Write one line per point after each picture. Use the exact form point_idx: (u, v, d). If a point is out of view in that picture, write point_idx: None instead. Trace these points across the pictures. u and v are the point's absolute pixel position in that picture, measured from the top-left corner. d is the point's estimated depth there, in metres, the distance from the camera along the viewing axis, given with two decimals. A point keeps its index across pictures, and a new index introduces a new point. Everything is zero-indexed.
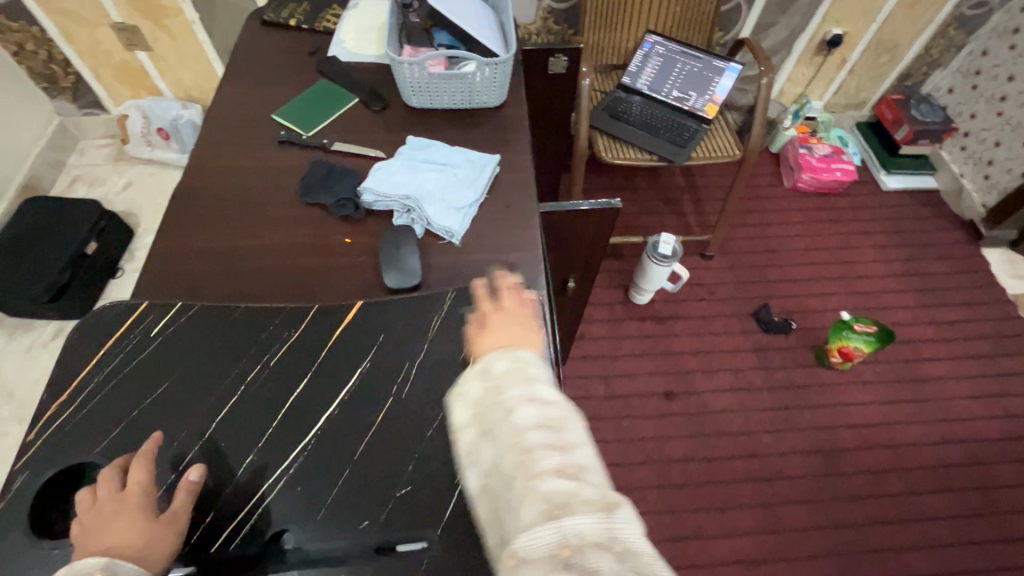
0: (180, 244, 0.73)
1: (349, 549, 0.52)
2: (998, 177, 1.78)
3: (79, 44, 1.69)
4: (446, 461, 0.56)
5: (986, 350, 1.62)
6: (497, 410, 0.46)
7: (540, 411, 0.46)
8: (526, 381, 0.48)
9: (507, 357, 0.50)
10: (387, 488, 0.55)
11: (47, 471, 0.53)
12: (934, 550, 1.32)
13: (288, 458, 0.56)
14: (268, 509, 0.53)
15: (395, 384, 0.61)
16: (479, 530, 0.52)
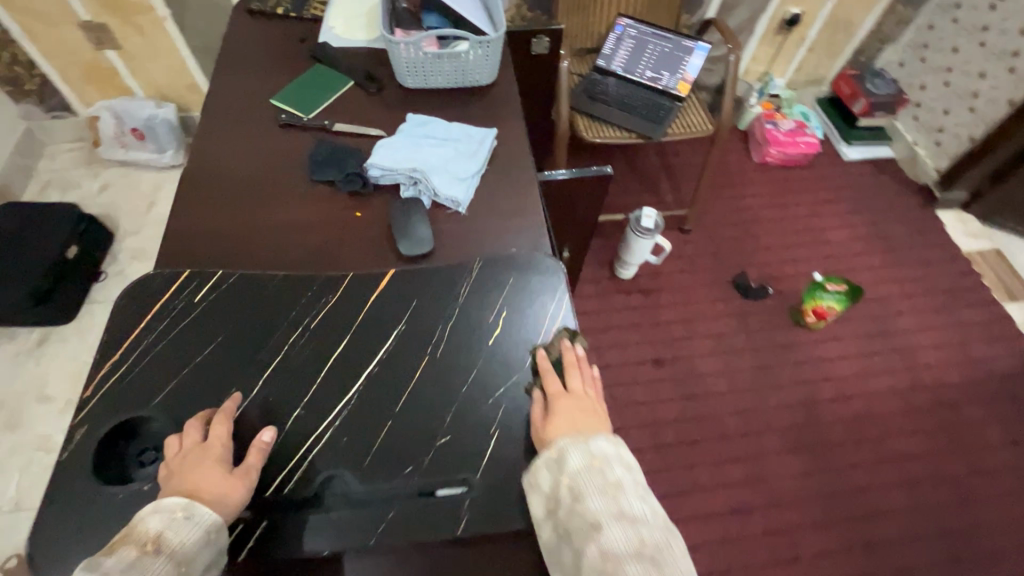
0: (196, 220, 0.75)
1: (396, 493, 0.57)
2: (949, 143, 1.91)
3: (45, 45, 1.65)
4: (480, 415, 0.62)
5: (946, 303, 1.74)
6: (586, 529, 0.50)
7: (632, 533, 0.49)
8: (610, 492, 0.51)
9: (587, 465, 0.53)
10: (428, 437, 0.60)
11: (103, 427, 0.56)
12: (909, 487, 1.42)
13: (333, 413, 0.60)
14: (318, 460, 0.58)
15: (432, 345, 0.65)
16: (512, 474, 0.59)
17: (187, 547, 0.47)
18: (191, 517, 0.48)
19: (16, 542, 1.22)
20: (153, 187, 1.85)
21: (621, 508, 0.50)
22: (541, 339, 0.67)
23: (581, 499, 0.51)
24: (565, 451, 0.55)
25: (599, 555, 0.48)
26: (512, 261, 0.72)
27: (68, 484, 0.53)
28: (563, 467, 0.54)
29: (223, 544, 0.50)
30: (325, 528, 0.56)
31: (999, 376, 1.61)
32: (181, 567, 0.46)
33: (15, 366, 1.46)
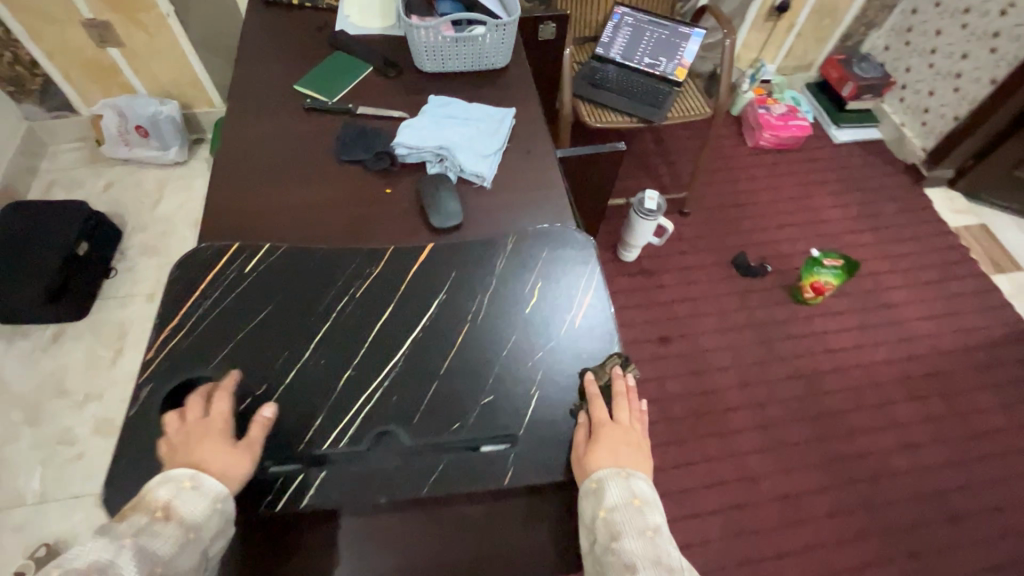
0: (235, 198, 0.78)
1: (444, 448, 0.60)
2: (935, 123, 1.98)
3: (47, 43, 1.65)
4: (521, 376, 0.65)
5: (937, 276, 1.81)
6: (617, 568, 0.48)
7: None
8: (648, 533, 0.50)
9: (628, 503, 0.52)
10: (472, 395, 0.63)
11: (168, 384, 0.60)
12: (908, 450, 1.49)
13: (382, 372, 0.63)
14: (370, 419, 0.61)
15: (473, 311, 0.68)
16: (556, 431, 0.62)
17: (195, 515, 0.48)
18: (198, 487, 0.50)
19: (44, 533, 1.24)
20: (158, 184, 1.86)
21: (658, 552, 0.49)
22: (575, 308, 0.70)
23: (616, 536, 0.50)
24: (604, 484, 0.54)
25: None
26: (546, 236, 0.75)
27: (139, 437, 0.57)
28: (601, 499, 0.53)
29: (229, 515, 0.51)
30: (378, 478, 0.58)
31: (990, 343, 1.68)
32: (188, 533, 0.47)
33: (32, 363, 1.47)
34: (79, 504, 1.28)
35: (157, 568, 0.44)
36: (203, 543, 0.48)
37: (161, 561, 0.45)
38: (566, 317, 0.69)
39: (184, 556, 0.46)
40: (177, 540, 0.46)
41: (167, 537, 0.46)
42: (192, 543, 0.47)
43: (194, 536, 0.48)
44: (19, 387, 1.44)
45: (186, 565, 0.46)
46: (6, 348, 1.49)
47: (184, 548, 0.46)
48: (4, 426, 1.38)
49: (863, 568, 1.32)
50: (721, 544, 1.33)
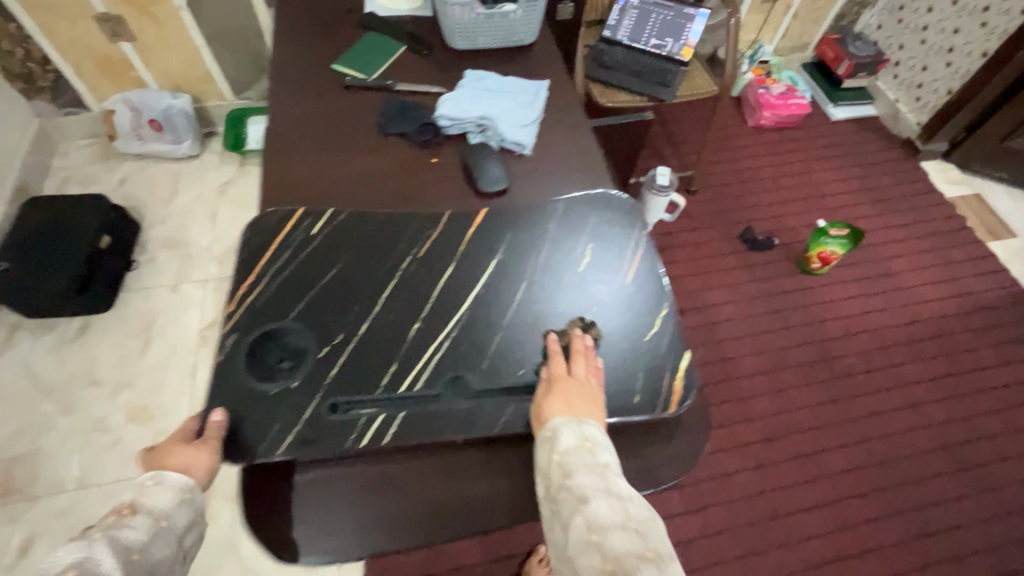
0: (290, 170, 0.82)
1: (512, 390, 0.62)
2: (928, 97, 2.05)
3: (60, 39, 1.66)
4: (581, 324, 0.67)
5: (936, 244, 1.88)
6: (573, 503, 0.48)
7: (619, 508, 0.47)
8: (598, 469, 0.50)
9: (579, 445, 0.53)
10: (536, 343, 0.65)
11: (250, 334, 0.63)
12: (917, 407, 1.55)
13: (448, 325, 0.66)
14: (440, 365, 0.63)
15: (530, 267, 0.72)
16: (617, 377, 0.63)
17: (164, 504, 0.50)
18: (161, 482, 0.52)
19: (88, 516, 1.26)
20: (172, 177, 1.86)
21: (608, 483, 0.49)
22: (626, 267, 0.72)
23: (571, 475, 0.50)
24: (558, 430, 0.54)
25: (586, 526, 0.46)
26: (593, 202, 0.79)
27: (233, 380, 0.61)
28: (557, 443, 0.53)
29: (198, 505, 0.53)
30: (452, 418, 0.60)
31: (989, 306, 1.75)
32: (159, 521, 0.49)
33: (60, 354, 1.49)
34: (121, 487, 1.30)
35: (133, 554, 0.46)
36: (176, 530, 0.50)
37: (137, 549, 0.47)
38: (619, 273, 0.72)
39: (159, 544, 0.48)
40: (148, 529, 0.48)
41: (140, 527, 0.48)
42: (165, 530, 0.49)
43: (167, 524, 0.50)
44: (50, 379, 1.45)
45: (162, 553, 0.48)
46: (33, 341, 1.50)
47: (158, 535, 0.49)
48: (37, 416, 1.39)
49: (880, 519, 1.38)
50: (745, 502, 1.39)
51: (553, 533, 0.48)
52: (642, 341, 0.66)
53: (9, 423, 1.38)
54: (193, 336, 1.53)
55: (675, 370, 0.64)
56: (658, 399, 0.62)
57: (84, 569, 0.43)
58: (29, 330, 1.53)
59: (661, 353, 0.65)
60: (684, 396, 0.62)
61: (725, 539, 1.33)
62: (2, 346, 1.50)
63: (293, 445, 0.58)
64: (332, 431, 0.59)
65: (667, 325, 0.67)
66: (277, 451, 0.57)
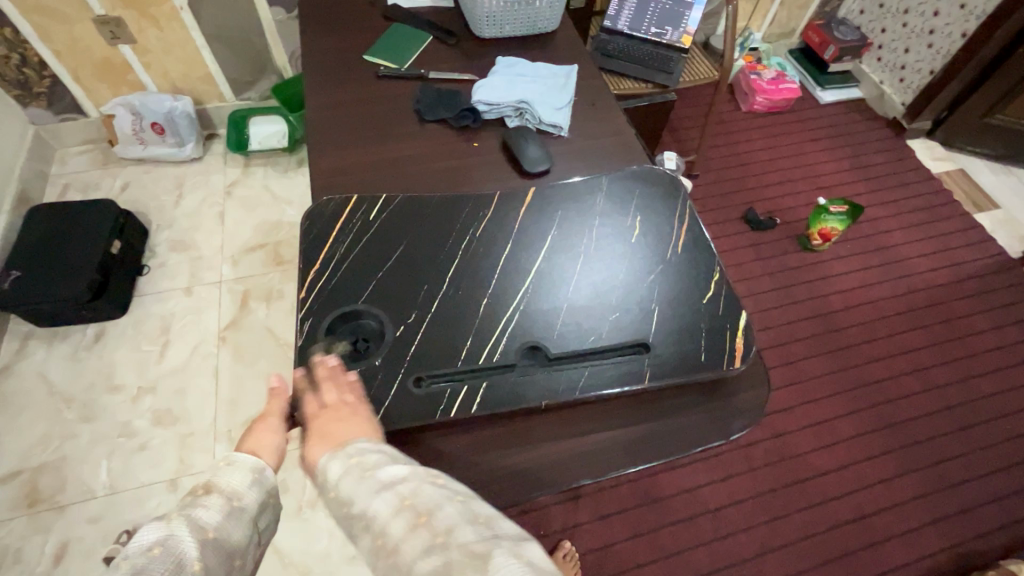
0: (335, 160, 0.83)
1: (586, 357, 0.65)
2: (911, 78, 2.14)
3: (57, 43, 1.63)
4: (641, 293, 0.70)
5: (927, 219, 1.96)
6: (360, 524, 0.45)
7: (391, 498, 0.45)
8: (368, 471, 0.48)
9: (348, 466, 0.48)
10: (603, 310, 0.68)
11: (326, 318, 0.65)
12: (919, 372, 1.63)
13: (516, 299, 0.68)
14: (515, 336, 0.65)
15: (583, 242, 0.74)
16: (685, 338, 0.67)
17: (237, 485, 0.51)
18: (233, 462, 0.53)
19: (121, 520, 1.25)
20: (176, 180, 1.85)
21: (374, 481, 0.47)
22: (674, 235, 0.76)
23: (349, 500, 0.46)
24: (323, 468, 0.49)
25: (371, 537, 0.44)
26: (635, 177, 0.82)
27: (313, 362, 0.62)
28: (326, 479, 0.48)
29: (270, 485, 0.54)
30: (535, 386, 0.62)
31: (978, 274, 1.84)
32: (232, 502, 0.50)
33: (76, 362, 1.47)
34: (153, 490, 1.29)
35: (208, 533, 0.47)
36: (251, 511, 0.51)
37: (211, 527, 0.48)
38: (669, 244, 0.75)
39: (234, 525, 0.50)
40: (223, 509, 0.50)
41: (215, 507, 0.49)
42: (238, 510, 0.50)
43: (241, 505, 0.51)
44: (67, 386, 1.43)
45: (236, 533, 0.49)
46: (48, 351, 1.48)
47: (232, 516, 0.50)
48: (58, 424, 1.37)
49: (893, 478, 1.45)
50: (767, 470, 1.44)
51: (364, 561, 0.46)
52: (699, 304, 0.69)
53: (30, 433, 1.36)
54: (212, 338, 1.53)
55: (735, 329, 0.68)
56: (722, 356, 0.66)
57: (167, 546, 0.44)
58: (42, 340, 1.50)
59: (719, 314, 0.69)
60: (746, 352, 0.67)
61: (749, 506, 1.38)
62: (15, 357, 1.47)
63: (386, 418, 0.59)
64: (419, 403, 0.60)
65: (721, 289, 0.71)
66: None
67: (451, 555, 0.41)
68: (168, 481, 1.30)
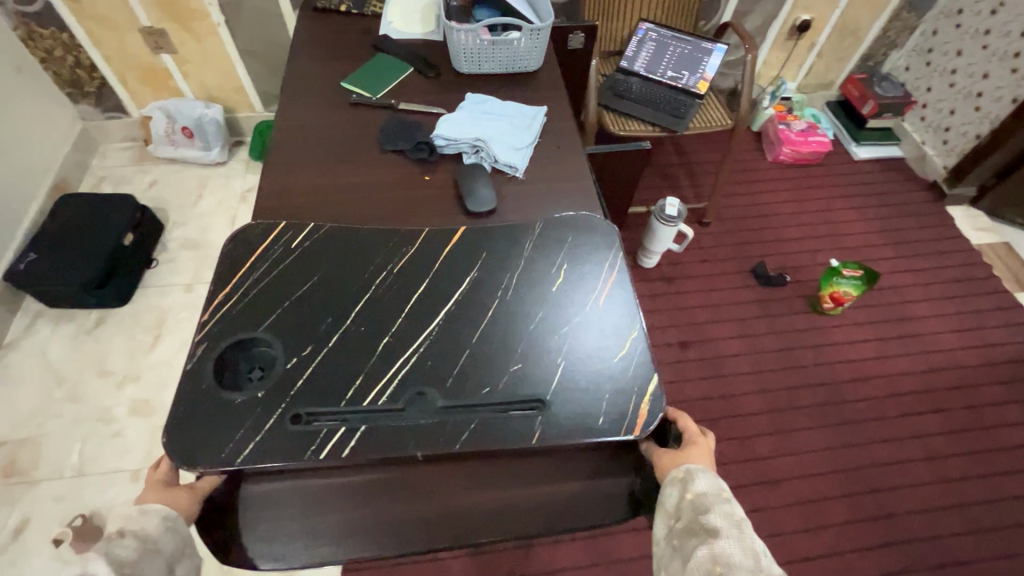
0: (286, 183, 0.85)
1: (478, 409, 0.60)
2: (956, 141, 2.00)
3: (107, 49, 1.77)
4: (548, 346, 0.65)
5: (961, 292, 1.81)
6: (704, 532, 0.55)
7: (748, 546, 0.54)
8: (730, 509, 0.58)
9: (715, 492, 0.59)
10: (504, 362, 0.64)
11: (221, 344, 0.62)
12: (931, 460, 1.47)
13: (417, 340, 0.64)
14: (406, 380, 0.61)
15: (503, 287, 0.70)
16: (591, 402, 0.62)
17: (151, 528, 0.55)
18: (146, 512, 0.57)
19: (82, 503, 1.30)
20: (199, 182, 1.95)
21: (732, 519, 0.56)
22: (599, 288, 0.71)
23: (702, 512, 0.57)
24: (694, 476, 0.61)
25: (712, 552, 0.54)
26: (571, 224, 0.77)
27: (198, 388, 0.59)
28: (691, 486, 0.60)
29: (183, 532, 0.58)
30: (417, 435, 0.58)
31: (1014, 358, 1.67)
32: (147, 542, 0.54)
33: (75, 344, 1.55)
34: (116, 478, 1.33)
35: (126, 566, 0.51)
36: (164, 554, 0.55)
37: (127, 562, 0.51)
38: (591, 297, 0.70)
39: (148, 565, 0.53)
40: (138, 547, 0.53)
41: (133, 544, 0.53)
42: (152, 551, 0.54)
43: (156, 548, 0.54)
44: (62, 367, 1.50)
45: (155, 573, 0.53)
46: (53, 330, 1.57)
47: (146, 555, 0.53)
48: (46, 401, 1.44)
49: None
50: None
51: (670, 559, 0.57)
52: (610, 364, 0.64)
53: (20, 406, 1.43)
54: None
55: (642, 394, 0.63)
56: (623, 422, 0.61)
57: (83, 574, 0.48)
58: (50, 319, 1.60)
59: (629, 376, 0.64)
60: (650, 419, 0.61)
61: None
62: (23, 333, 1.57)
63: (253, 455, 0.56)
64: (287, 442, 0.56)
65: (637, 349, 0.66)
66: (236, 461, 0.55)
67: None
68: (131, 471, 1.34)
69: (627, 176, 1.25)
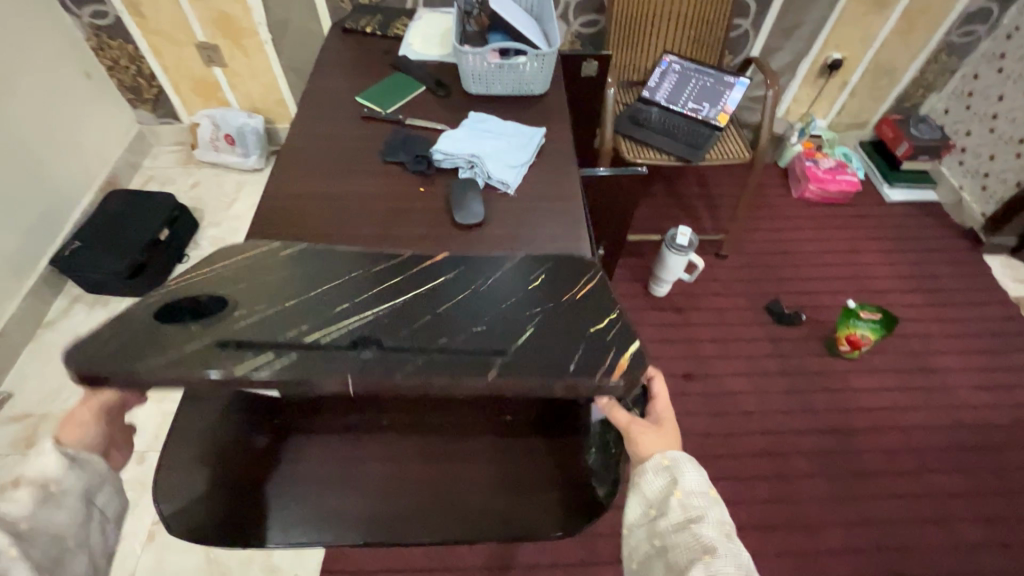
0: (291, 186, 0.90)
1: (433, 352, 0.61)
2: (995, 187, 1.93)
3: (166, 61, 1.93)
4: (515, 316, 0.66)
5: (993, 346, 1.70)
6: (695, 544, 0.54)
7: (738, 561, 0.53)
8: (721, 520, 0.56)
9: (706, 495, 0.58)
10: (468, 324, 0.65)
11: (175, 290, 0.64)
12: (948, 524, 1.38)
13: (382, 306, 0.67)
14: (362, 327, 0.63)
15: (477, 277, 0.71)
16: (547, 355, 0.61)
17: (50, 472, 0.55)
18: (40, 450, 0.56)
19: None
20: (236, 187, 2.07)
21: (722, 528, 0.56)
22: (579, 284, 0.71)
23: (693, 522, 0.56)
24: (684, 472, 0.59)
25: (705, 571, 0.52)
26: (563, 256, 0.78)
27: (140, 319, 0.60)
28: (680, 483, 0.58)
29: (90, 465, 0.59)
30: (360, 366, 0.58)
31: None
32: (48, 488, 0.55)
33: None
34: None
35: (22, 525, 0.51)
36: (73, 492, 0.56)
37: (25, 517, 0.52)
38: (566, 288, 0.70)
39: (54, 510, 0.54)
40: (35, 499, 0.53)
41: (27, 496, 0.53)
42: (56, 495, 0.55)
43: (60, 491, 0.55)
44: None
45: (62, 518, 0.54)
46: (88, 314, 1.69)
47: (46, 502, 0.54)
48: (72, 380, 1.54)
49: None
50: None
51: (656, 558, 0.56)
52: (579, 333, 0.64)
53: (48, 383, 1.53)
54: None
55: (623, 350, 0.62)
56: (594, 371, 0.59)
57: None
58: (87, 303, 1.72)
59: (602, 340, 0.63)
60: (628, 370, 0.60)
61: None
62: (61, 315, 1.69)
63: (177, 366, 0.56)
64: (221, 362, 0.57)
65: (613, 325, 0.65)
66: (159, 372, 0.55)
67: None
68: (136, 453, 1.39)
69: (628, 204, 1.25)
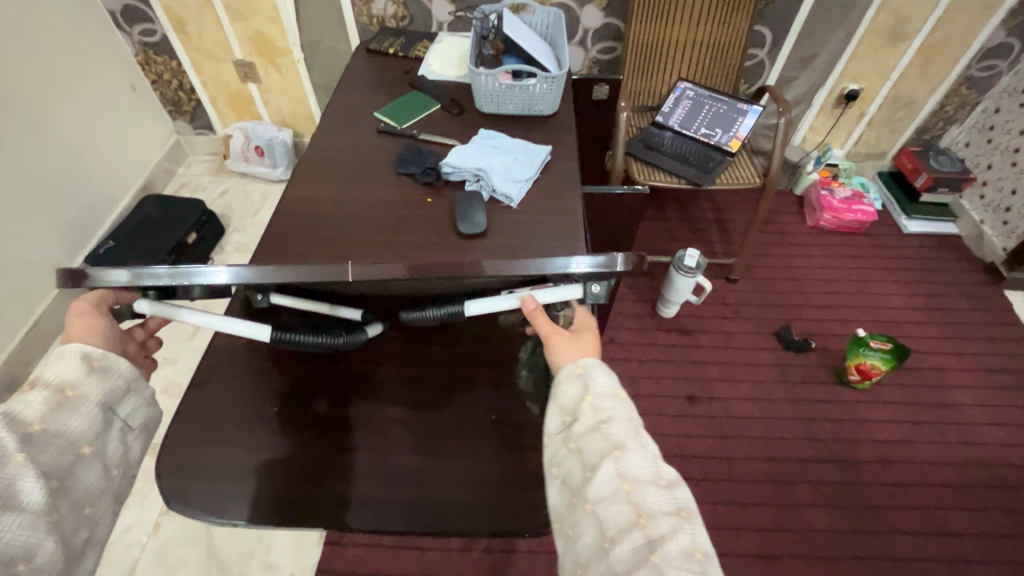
0: (307, 193, 0.96)
1: None
2: (1016, 221, 1.88)
3: (205, 76, 2.05)
4: None
5: (1012, 383, 1.66)
6: (602, 440, 0.56)
7: (646, 450, 0.55)
8: (627, 414, 0.58)
9: (612, 394, 0.60)
10: None
11: None
12: (958, 564, 1.33)
13: None
14: None
15: None
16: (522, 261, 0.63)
17: (66, 376, 0.59)
18: (63, 355, 0.61)
19: None
20: (262, 196, 2.17)
21: (632, 423, 0.58)
22: None
23: (602, 421, 0.58)
24: (592, 373, 0.61)
25: (615, 465, 0.54)
26: None
27: None
28: (591, 386, 0.60)
29: (109, 370, 0.62)
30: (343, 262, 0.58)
31: None
32: (63, 393, 0.58)
33: None
34: None
35: (36, 426, 0.56)
36: (90, 399, 0.59)
37: (38, 420, 0.56)
38: None
39: (68, 414, 0.58)
40: (49, 402, 0.57)
41: (42, 400, 0.57)
42: (70, 400, 0.58)
43: (78, 395, 0.59)
44: None
45: (74, 423, 0.58)
46: None
47: (60, 406, 0.57)
48: None
49: None
50: None
51: (570, 462, 0.57)
52: None
53: None
54: None
55: None
56: None
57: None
58: None
59: None
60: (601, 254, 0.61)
61: None
62: None
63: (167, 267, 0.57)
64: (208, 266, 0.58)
65: None
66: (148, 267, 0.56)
67: (683, 526, 0.50)
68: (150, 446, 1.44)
69: (632, 223, 1.28)
